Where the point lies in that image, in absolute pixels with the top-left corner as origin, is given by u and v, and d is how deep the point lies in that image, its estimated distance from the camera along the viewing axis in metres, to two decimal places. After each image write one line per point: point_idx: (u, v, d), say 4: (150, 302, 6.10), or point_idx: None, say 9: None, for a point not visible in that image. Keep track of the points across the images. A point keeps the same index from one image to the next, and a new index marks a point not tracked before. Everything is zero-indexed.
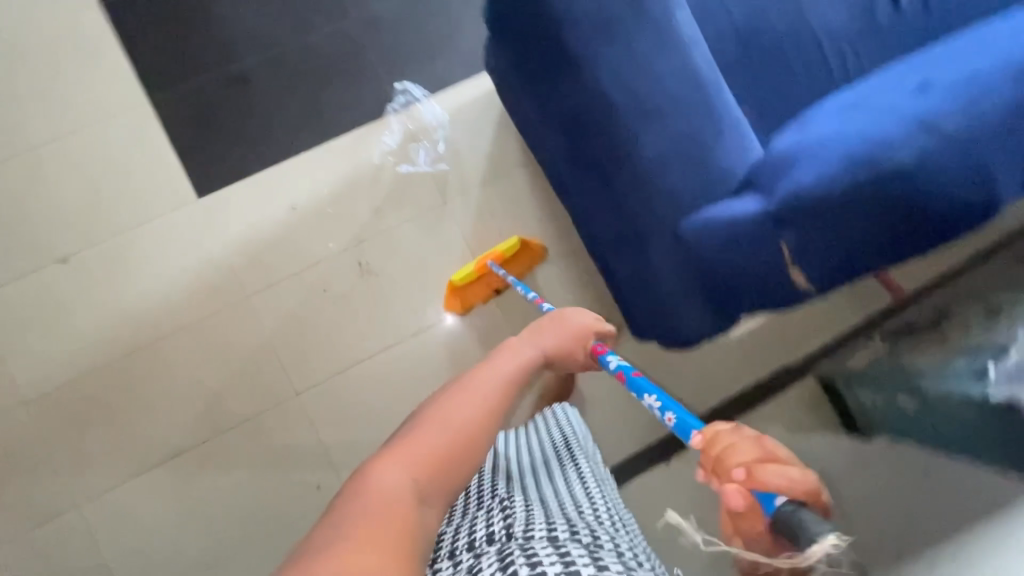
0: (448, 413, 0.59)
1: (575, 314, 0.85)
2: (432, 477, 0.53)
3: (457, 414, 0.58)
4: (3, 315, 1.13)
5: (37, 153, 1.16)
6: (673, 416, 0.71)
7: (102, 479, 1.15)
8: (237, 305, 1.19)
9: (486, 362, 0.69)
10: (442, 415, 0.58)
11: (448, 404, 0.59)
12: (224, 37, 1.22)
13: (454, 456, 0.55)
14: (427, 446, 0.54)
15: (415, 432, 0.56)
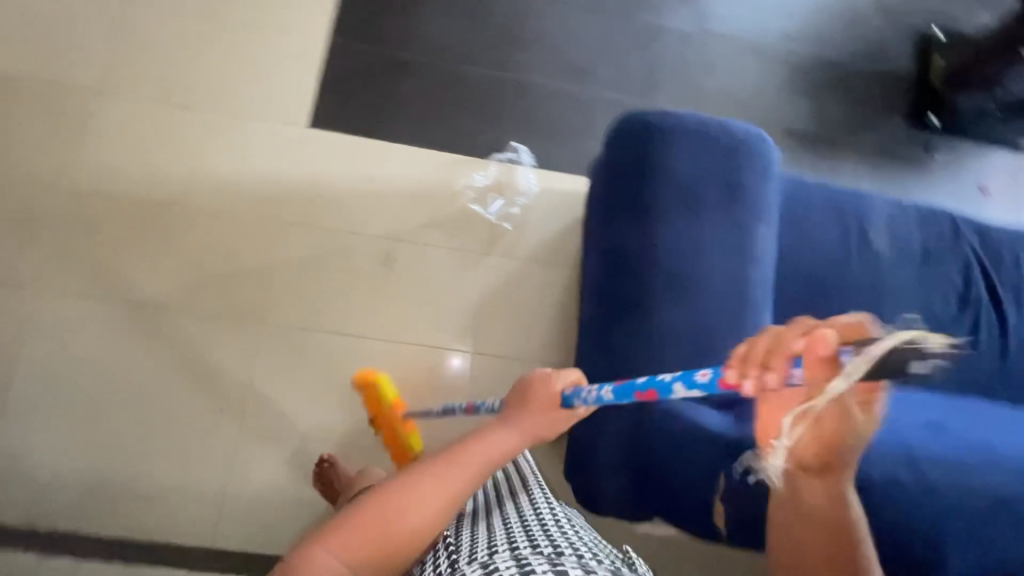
0: (397, 506, 0.61)
1: (557, 376, 0.75)
2: (370, 558, 0.58)
3: (402, 513, 0.61)
4: (106, 115, 1.27)
5: (223, 24, 1.34)
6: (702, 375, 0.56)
7: (66, 283, 1.20)
8: (273, 222, 1.26)
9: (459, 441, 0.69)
10: (393, 505, 0.61)
11: (403, 498, 0.62)
12: (413, 30, 1.39)
13: (395, 542, 0.60)
14: (370, 530, 0.59)
15: (372, 510, 0.61)
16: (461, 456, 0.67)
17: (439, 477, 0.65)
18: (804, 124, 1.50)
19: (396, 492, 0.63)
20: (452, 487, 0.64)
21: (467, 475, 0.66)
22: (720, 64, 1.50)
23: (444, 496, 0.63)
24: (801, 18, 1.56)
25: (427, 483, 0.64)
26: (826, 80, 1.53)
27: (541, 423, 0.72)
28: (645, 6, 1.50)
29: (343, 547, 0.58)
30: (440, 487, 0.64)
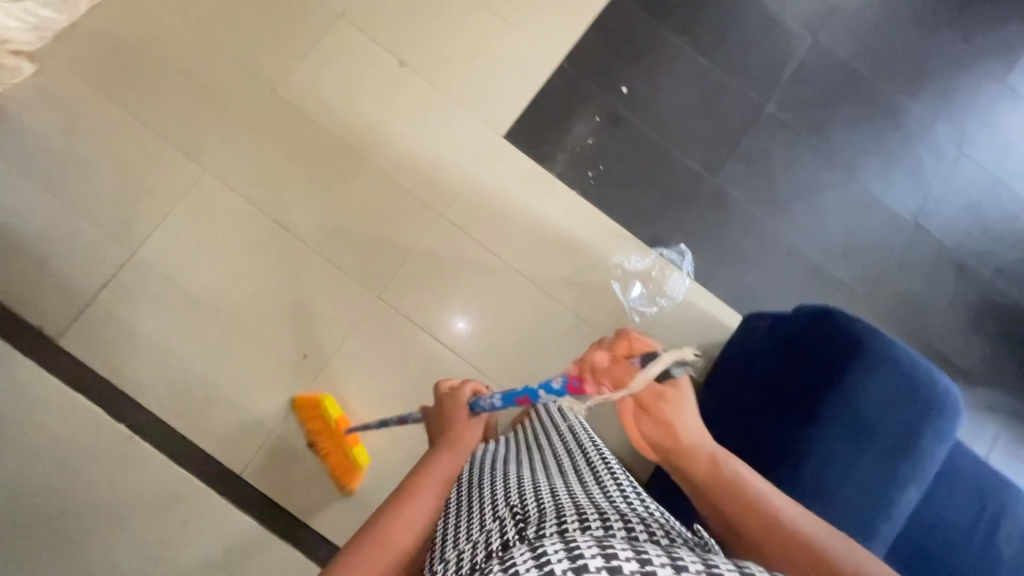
0: (372, 544, 0.58)
1: (460, 391, 0.83)
2: None
3: (393, 540, 0.59)
4: (335, 42, 1.29)
5: (473, 4, 1.33)
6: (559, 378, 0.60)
7: (233, 176, 1.24)
8: (429, 212, 1.27)
9: (408, 486, 0.66)
10: (387, 532, 0.60)
11: (372, 541, 0.59)
12: (640, 90, 1.35)
13: (394, 571, 0.57)
14: (372, 566, 0.56)
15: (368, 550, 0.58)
16: (417, 477, 0.68)
17: (400, 505, 0.63)
18: (968, 361, 1.39)
19: (373, 534, 0.59)
20: (422, 498, 0.64)
21: (425, 497, 0.65)
22: (913, 264, 1.40)
23: (414, 517, 0.62)
24: (1019, 259, 1.43)
25: (399, 516, 0.62)
26: (1012, 331, 1.41)
27: (466, 429, 0.78)
28: (870, 174, 1.41)
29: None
30: (401, 516, 0.62)
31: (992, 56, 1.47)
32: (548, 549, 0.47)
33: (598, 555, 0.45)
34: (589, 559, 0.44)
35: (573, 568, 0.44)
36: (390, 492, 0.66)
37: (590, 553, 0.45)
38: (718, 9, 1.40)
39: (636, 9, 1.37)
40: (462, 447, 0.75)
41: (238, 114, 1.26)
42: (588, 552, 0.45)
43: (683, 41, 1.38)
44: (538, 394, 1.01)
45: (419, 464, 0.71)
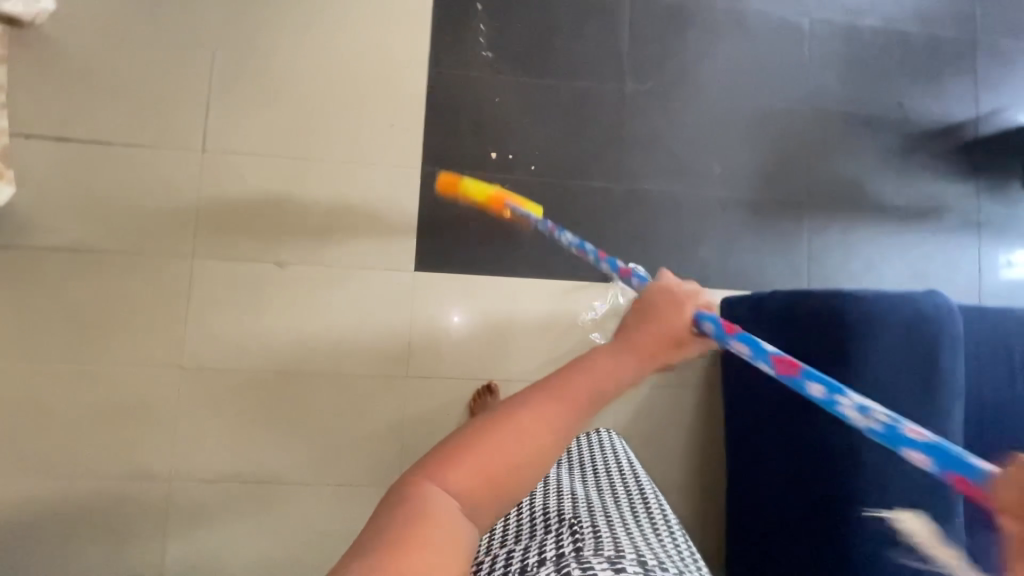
0: (500, 435, 0.45)
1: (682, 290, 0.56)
2: (474, 496, 0.44)
3: (510, 440, 0.45)
4: (209, 285, 1.20)
5: (310, 167, 1.24)
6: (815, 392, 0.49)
7: (201, 468, 1.17)
8: (394, 381, 1.23)
9: (565, 375, 0.49)
10: (522, 426, 0.46)
11: (500, 433, 0.45)
12: (508, 145, 1.30)
13: (508, 485, 0.45)
14: (496, 462, 0.45)
15: (489, 439, 0.45)
16: (578, 380, 0.48)
17: (539, 403, 0.47)
18: (918, 200, 1.43)
19: (502, 422, 0.46)
20: (568, 408, 0.47)
21: (557, 424, 0.46)
22: (830, 145, 1.40)
23: (552, 423, 0.46)
24: (910, 83, 1.44)
25: (534, 414, 0.46)
26: (939, 149, 1.44)
27: (681, 328, 0.53)
28: (748, 87, 1.38)
29: (464, 477, 0.45)
30: (535, 421, 0.46)
31: None
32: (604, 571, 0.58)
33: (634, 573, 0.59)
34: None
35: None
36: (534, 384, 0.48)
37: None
38: (528, 23, 1.33)
39: (456, 73, 1.30)
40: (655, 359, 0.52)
41: (163, 408, 1.18)
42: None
43: (517, 76, 1.32)
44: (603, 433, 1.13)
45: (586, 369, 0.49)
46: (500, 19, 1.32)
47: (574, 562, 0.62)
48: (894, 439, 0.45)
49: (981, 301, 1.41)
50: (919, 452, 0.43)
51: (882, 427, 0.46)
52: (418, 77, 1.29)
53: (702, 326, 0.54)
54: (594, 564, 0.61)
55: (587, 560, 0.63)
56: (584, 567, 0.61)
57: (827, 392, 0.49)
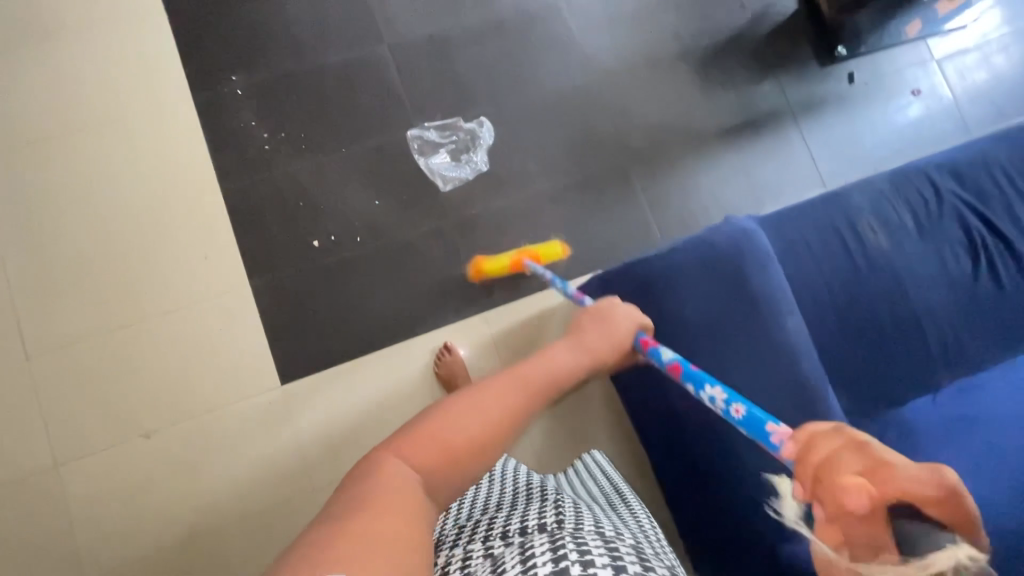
0: (460, 414, 0.60)
1: (623, 317, 0.84)
2: (441, 465, 0.57)
3: (474, 411, 0.61)
4: (84, 483, 1.16)
5: (141, 327, 1.22)
6: (741, 407, 0.67)
7: None
8: (303, 498, 1.19)
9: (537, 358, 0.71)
10: (474, 404, 0.61)
11: (464, 406, 0.61)
12: (327, 226, 1.28)
13: (470, 450, 0.59)
14: (451, 434, 0.58)
15: (438, 419, 0.60)
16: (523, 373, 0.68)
17: (500, 388, 0.64)
18: (734, 115, 1.46)
19: (471, 398, 0.62)
20: (513, 393, 0.65)
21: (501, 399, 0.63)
22: (633, 99, 1.43)
23: (497, 408, 0.62)
24: (682, 14, 1.48)
25: (499, 392, 0.64)
26: (734, 61, 1.48)
27: (616, 328, 0.81)
28: (535, 79, 1.40)
29: (418, 451, 0.57)
30: (488, 393, 0.63)
31: None
32: (593, 548, 0.60)
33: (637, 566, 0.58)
34: (628, 566, 0.58)
35: (610, 565, 0.57)
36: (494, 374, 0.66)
37: (629, 563, 0.59)
38: (300, 106, 1.32)
39: (249, 182, 1.28)
40: (592, 348, 0.77)
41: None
42: (624, 560, 0.59)
43: (310, 158, 1.30)
44: (588, 453, 1.09)
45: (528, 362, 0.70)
46: (271, 114, 1.31)
47: (570, 545, 0.60)
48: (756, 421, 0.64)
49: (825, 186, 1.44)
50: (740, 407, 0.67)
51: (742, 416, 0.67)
52: (217, 198, 1.27)
53: (633, 334, 0.83)
54: (591, 552, 0.59)
55: (584, 545, 0.60)
56: (580, 553, 0.59)
57: (735, 407, 0.67)
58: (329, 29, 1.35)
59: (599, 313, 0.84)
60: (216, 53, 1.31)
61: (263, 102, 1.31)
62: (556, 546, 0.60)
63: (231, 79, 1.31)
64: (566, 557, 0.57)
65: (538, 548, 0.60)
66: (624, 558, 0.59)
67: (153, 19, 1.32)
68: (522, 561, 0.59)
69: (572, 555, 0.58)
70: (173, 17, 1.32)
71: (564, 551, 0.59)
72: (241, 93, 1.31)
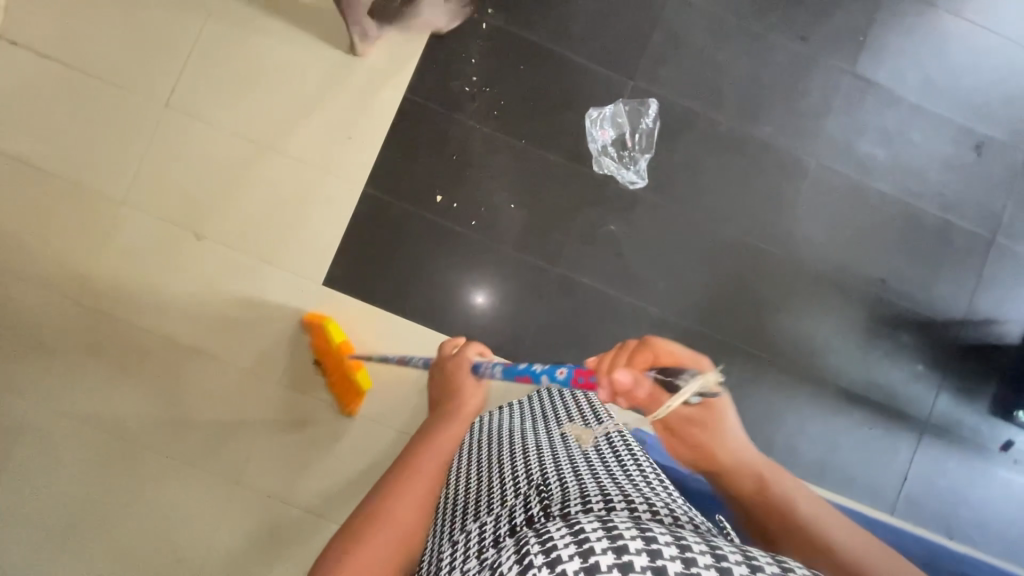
0: (369, 538, 0.54)
1: (461, 357, 0.82)
2: None
3: (387, 516, 0.56)
4: (128, 235, 1.23)
5: (260, 153, 1.25)
6: (565, 369, 0.60)
7: (60, 400, 1.20)
8: (268, 383, 1.24)
9: (428, 434, 0.67)
10: (384, 511, 0.56)
11: (381, 511, 0.57)
12: (458, 192, 1.26)
13: (392, 556, 0.55)
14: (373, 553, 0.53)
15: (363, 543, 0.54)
16: (417, 457, 0.63)
17: (391, 481, 0.60)
18: (870, 386, 1.31)
19: (379, 506, 0.57)
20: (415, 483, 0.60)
21: (409, 491, 0.59)
22: (794, 299, 1.30)
23: (406, 505, 0.57)
24: (903, 262, 1.32)
25: (405, 484, 0.59)
26: (913, 341, 1.32)
27: (468, 399, 0.74)
28: (726, 214, 1.30)
29: None
30: (393, 490, 0.59)
31: (832, 47, 1.34)
32: (554, 533, 0.48)
33: (603, 538, 0.46)
34: (596, 543, 0.45)
35: (578, 551, 0.45)
36: (381, 478, 0.61)
37: (595, 535, 0.46)
38: (520, 78, 1.28)
39: (429, 105, 1.26)
40: (467, 413, 0.73)
41: (43, 346, 1.20)
42: (592, 531, 0.47)
43: (491, 126, 1.27)
44: None
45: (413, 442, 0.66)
46: (492, 66, 1.28)
47: (530, 537, 0.49)
48: (551, 374, 0.61)
49: (896, 512, 1.30)
50: (562, 369, 0.60)
51: (545, 370, 0.63)
52: (395, 97, 1.27)
53: (472, 368, 0.79)
54: (551, 535, 0.48)
55: (546, 530, 0.50)
56: (541, 541, 0.48)
57: (551, 374, 0.61)
58: (594, 36, 1.30)
59: (449, 376, 0.80)
60: None
61: (493, 50, 1.28)
62: (518, 548, 0.49)
63: (486, 11, 1.28)
64: (533, 561, 0.46)
65: (504, 558, 0.49)
66: (588, 526, 0.48)
67: None
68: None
69: (533, 546, 0.48)
70: None
71: (528, 550, 0.47)
72: (484, 28, 1.28)
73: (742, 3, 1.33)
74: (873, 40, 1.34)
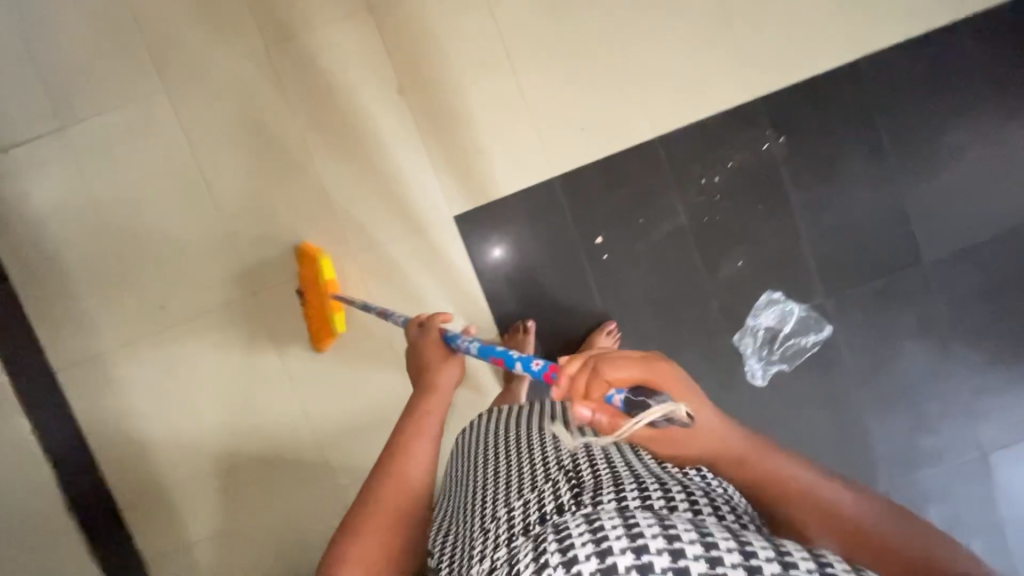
0: (376, 508, 0.66)
1: (438, 323, 0.88)
2: (389, 543, 0.63)
3: (388, 492, 0.67)
4: (348, 35, 1.18)
5: (505, 70, 1.19)
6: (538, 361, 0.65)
7: (186, 109, 1.19)
8: (341, 246, 1.22)
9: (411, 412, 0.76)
10: (389, 478, 0.68)
11: (382, 484, 0.68)
12: (617, 250, 1.22)
13: (406, 509, 0.67)
14: (392, 511, 0.66)
15: (355, 516, 0.65)
16: (400, 433, 0.74)
17: (388, 457, 0.71)
18: None
19: (378, 482, 0.68)
20: (415, 451, 0.72)
21: (413, 459, 0.71)
22: None
23: (405, 476, 0.69)
24: None
25: (403, 457, 0.71)
26: None
27: (445, 373, 0.82)
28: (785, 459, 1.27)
29: (368, 541, 0.62)
30: (399, 460, 0.70)
31: (994, 421, 1.28)
32: (573, 528, 0.48)
33: (624, 536, 0.46)
34: (614, 542, 0.46)
35: (596, 550, 0.45)
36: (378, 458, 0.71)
37: (615, 532, 0.46)
38: (749, 212, 1.22)
39: (663, 164, 1.21)
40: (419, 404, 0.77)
41: (209, 57, 1.18)
42: (613, 528, 0.47)
43: (691, 226, 1.22)
44: None
45: (403, 423, 0.75)
46: (738, 182, 1.21)
47: (548, 531, 0.49)
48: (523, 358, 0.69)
49: None
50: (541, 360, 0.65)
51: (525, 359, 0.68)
52: (644, 132, 1.21)
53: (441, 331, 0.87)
54: (571, 531, 0.48)
55: (564, 524, 0.49)
56: (557, 538, 0.48)
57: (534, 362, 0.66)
58: (835, 237, 1.23)
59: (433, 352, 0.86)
60: (806, 116, 1.21)
61: (752, 171, 1.21)
62: (536, 543, 0.49)
63: (777, 137, 1.21)
64: (547, 557, 0.46)
65: (519, 553, 0.49)
66: (614, 521, 0.47)
67: (835, 48, 1.20)
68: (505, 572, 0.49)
69: (550, 543, 0.48)
70: (842, 66, 1.21)
71: (544, 546, 0.48)
72: (762, 148, 1.21)
73: (965, 322, 1.27)
74: None
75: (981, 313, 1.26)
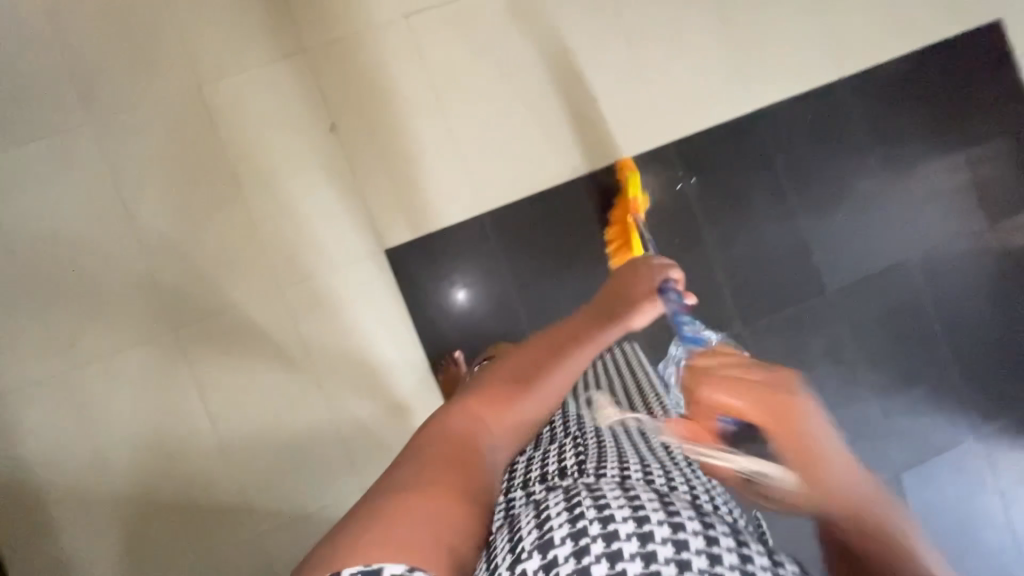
0: (490, 395, 0.64)
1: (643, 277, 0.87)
2: (499, 430, 0.63)
3: (509, 393, 0.65)
4: (282, 76, 1.22)
5: (435, 112, 1.26)
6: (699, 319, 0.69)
7: (111, 143, 1.19)
8: (269, 280, 1.21)
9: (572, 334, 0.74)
10: (521, 376, 0.67)
11: (512, 384, 0.66)
12: (545, 282, 1.26)
13: (520, 417, 0.65)
14: (516, 408, 0.65)
15: (466, 400, 0.63)
16: (549, 342, 0.73)
17: (523, 358, 0.70)
18: None
19: (495, 381, 0.66)
20: (550, 363, 0.69)
21: (554, 372, 0.69)
22: None
23: (537, 380, 0.67)
24: None
25: (537, 359, 0.70)
26: None
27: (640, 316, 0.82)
28: None
29: (477, 419, 0.61)
30: (534, 366, 0.69)
31: (902, 441, 1.36)
32: (611, 496, 0.50)
33: (662, 512, 0.48)
34: (654, 518, 0.48)
35: (633, 518, 0.48)
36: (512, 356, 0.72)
37: (652, 508, 0.49)
38: (667, 246, 1.30)
39: (586, 201, 1.28)
40: (621, 324, 0.79)
41: (139, 93, 1.19)
42: (650, 504, 0.49)
43: (614, 260, 1.28)
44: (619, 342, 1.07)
45: (564, 340, 0.72)
46: (656, 219, 1.30)
47: (584, 493, 0.51)
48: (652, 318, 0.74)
49: None
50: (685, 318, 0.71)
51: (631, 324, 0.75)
52: (568, 172, 1.28)
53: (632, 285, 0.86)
54: (606, 497, 0.50)
55: (597, 489, 0.52)
56: (595, 498, 0.50)
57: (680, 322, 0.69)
58: (746, 269, 1.32)
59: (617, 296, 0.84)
60: (714, 159, 1.32)
61: (668, 208, 1.30)
62: (571, 502, 0.50)
63: (690, 178, 1.31)
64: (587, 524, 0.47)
65: (552, 505, 0.51)
66: (650, 502, 0.49)
67: (736, 101, 1.34)
68: (529, 526, 0.50)
69: (587, 502, 0.49)
70: (746, 117, 1.34)
71: (582, 507, 0.49)
72: (676, 187, 1.31)
73: (868, 348, 1.36)
74: (936, 466, 1.36)
75: (881, 340, 1.37)
